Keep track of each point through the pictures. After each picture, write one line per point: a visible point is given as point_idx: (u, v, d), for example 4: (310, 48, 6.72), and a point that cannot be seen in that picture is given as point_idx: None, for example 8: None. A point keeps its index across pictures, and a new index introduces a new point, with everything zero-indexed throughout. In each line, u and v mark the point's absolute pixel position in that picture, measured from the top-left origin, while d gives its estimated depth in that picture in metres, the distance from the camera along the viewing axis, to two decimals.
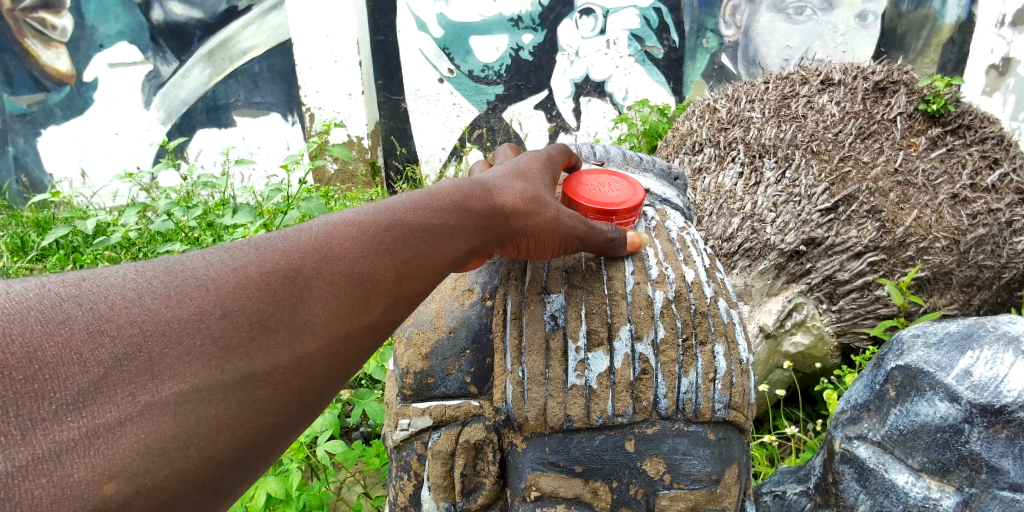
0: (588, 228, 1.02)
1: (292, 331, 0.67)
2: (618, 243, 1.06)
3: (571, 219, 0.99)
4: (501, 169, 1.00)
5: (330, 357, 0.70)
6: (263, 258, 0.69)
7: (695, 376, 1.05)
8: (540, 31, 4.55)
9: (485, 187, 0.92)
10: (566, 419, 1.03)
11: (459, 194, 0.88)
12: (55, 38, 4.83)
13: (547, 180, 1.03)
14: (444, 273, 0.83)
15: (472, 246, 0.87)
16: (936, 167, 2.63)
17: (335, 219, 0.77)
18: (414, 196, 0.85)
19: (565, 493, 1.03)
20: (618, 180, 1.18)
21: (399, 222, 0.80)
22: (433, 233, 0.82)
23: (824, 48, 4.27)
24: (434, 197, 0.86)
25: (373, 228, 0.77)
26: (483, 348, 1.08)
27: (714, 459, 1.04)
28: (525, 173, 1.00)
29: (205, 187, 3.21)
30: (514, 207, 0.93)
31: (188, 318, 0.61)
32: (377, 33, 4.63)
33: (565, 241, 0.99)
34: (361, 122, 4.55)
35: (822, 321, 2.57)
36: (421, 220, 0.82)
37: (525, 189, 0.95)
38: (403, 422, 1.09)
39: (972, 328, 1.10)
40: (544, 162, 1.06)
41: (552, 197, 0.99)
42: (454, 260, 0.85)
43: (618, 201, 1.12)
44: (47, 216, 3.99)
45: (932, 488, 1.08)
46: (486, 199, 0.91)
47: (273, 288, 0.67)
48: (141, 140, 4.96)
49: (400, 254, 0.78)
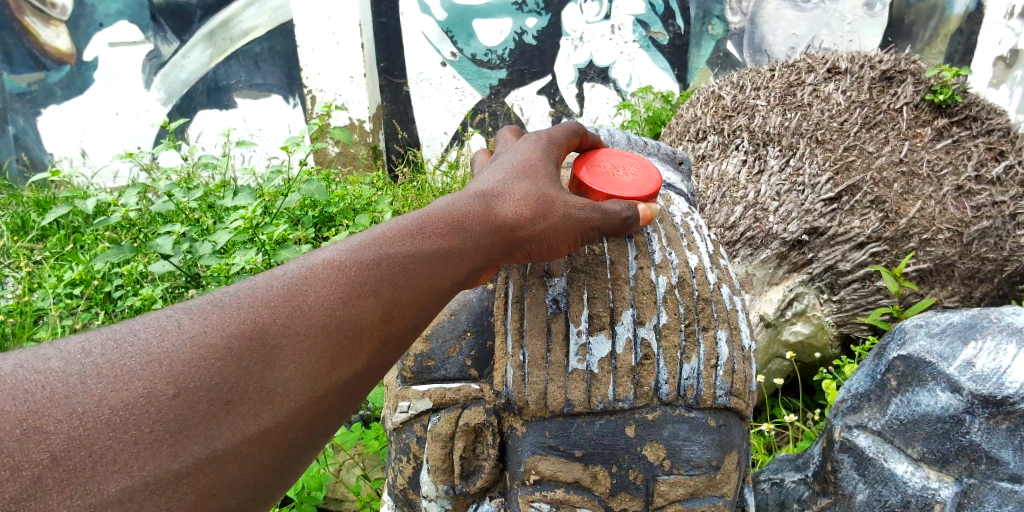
0: (603, 215, 0.98)
1: (261, 399, 0.65)
2: (631, 221, 1.03)
3: (582, 210, 0.95)
4: (501, 170, 0.96)
5: (310, 413, 0.69)
6: (227, 320, 0.67)
7: (696, 362, 1.05)
8: (544, 15, 4.51)
9: (481, 199, 0.89)
10: (566, 404, 1.02)
11: (452, 214, 0.85)
12: (55, 17, 4.78)
13: (554, 172, 0.99)
14: (440, 301, 0.82)
15: (472, 267, 0.86)
16: (940, 158, 2.62)
17: (311, 264, 0.74)
18: (401, 221, 0.82)
19: (564, 478, 1.02)
20: (633, 164, 1.17)
21: (384, 257, 0.77)
22: (421, 266, 0.80)
23: (831, 36, 4.23)
24: (424, 222, 0.83)
25: (354, 268, 0.75)
26: (483, 331, 1.09)
27: (714, 446, 1.04)
28: (527, 169, 0.96)
29: (206, 168, 3.20)
30: (516, 219, 0.90)
31: (135, 401, 0.59)
32: (379, 15, 4.59)
33: (579, 236, 0.97)
34: (362, 105, 4.52)
35: (822, 311, 2.56)
36: (407, 255, 0.79)
37: (528, 192, 0.92)
38: (403, 404, 1.09)
39: (975, 318, 1.09)
40: (546, 152, 1.02)
41: (561, 193, 0.95)
42: (451, 286, 0.83)
43: (634, 186, 1.11)
44: (47, 196, 3.96)
45: (931, 478, 1.09)
46: (482, 214, 0.88)
47: (238, 354, 0.65)
48: (142, 120, 4.92)
49: (387, 292, 0.76)
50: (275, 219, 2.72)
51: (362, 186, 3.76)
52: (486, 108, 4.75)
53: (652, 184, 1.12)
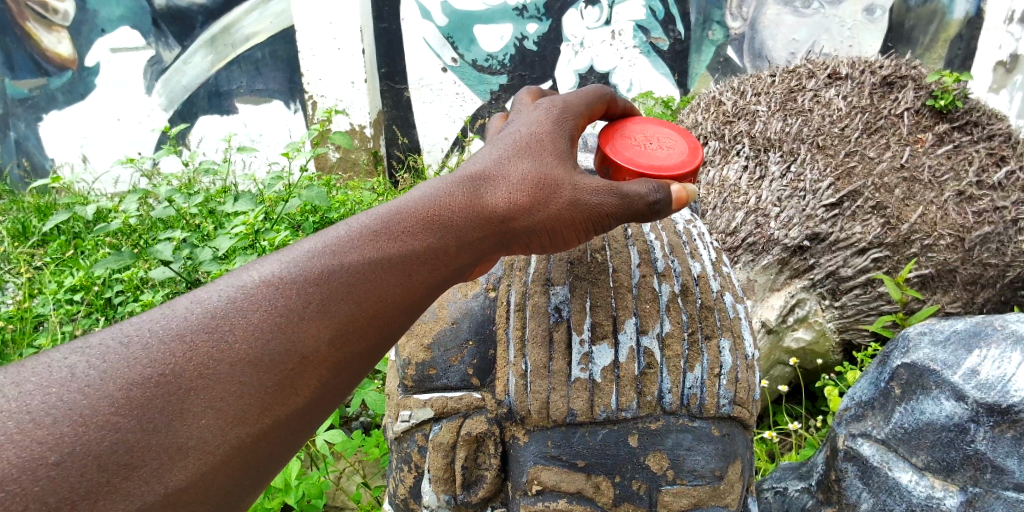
0: (624, 200, 0.89)
1: (175, 451, 0.63)
2: (663, 206, 0.92)
3: (593, 196, 0.88)
4: (491, 153, 0.90)
5: (240, 458, 0.67)
6: (133, 367, 0.64)
7: (699, 371, 1.05)
8: (544, 20, 4.52)
9: (460, 194, 0.84)
10: (569, 413, 1.01)
11: (416, 217, 0.81)
12: (57, 22, 4.79)
13: (560, 151, 0.90)
14: (407, 314, 0.80)
15: (440, 278, 0.82)
16: (942, 164, 2.62)
17: (237, 293, 0.71)
18: (357, 228, 0.79)
19: (567, 488, 1.01)
20: (672, 138, 1.10)
21: (327, 275, 0.74)
22: (371, 285, 0.76)
23: (831, 42, 4.23)
24: (382, 228, 0.79)
25: (295, 289, 0.72)
26: (485, 340, 1.08)
27: (718, 456, 1.03)
28: (525, 152, 0.89)
29: (207, 174, 3.19)
30: (497, 216, 0.85)
31: (10, 473, 0.56)
32: (380, 21, 4.58)
33: (591, 225, 0.90)
34: (363, 110, 4.52)
35: (823, 317, 2.56)
36: (352, 274, 0.75)
37: (518, 182, 0.86)
38: (404, 413, 1.08)
39: (978, 326, 1.11)
40: (557, 126, 0.93)
41: (562, 180, 0.87)
42: (420, 296, 0.80)
43: (667, 164, 1.03)
44: (48, 201, 3.95)
45: (936, 488, 1.07)
46: (463, 207, 0.83)
47: (144, 406, 0.63)
48: (143, 126, 4.93)
49: (330, 315, 0.73)
50: (274, 225, 2.72)
51: (362, 192, 3.75)
52: (487, 114, 4.75)
53: (690, 161, 1.04)
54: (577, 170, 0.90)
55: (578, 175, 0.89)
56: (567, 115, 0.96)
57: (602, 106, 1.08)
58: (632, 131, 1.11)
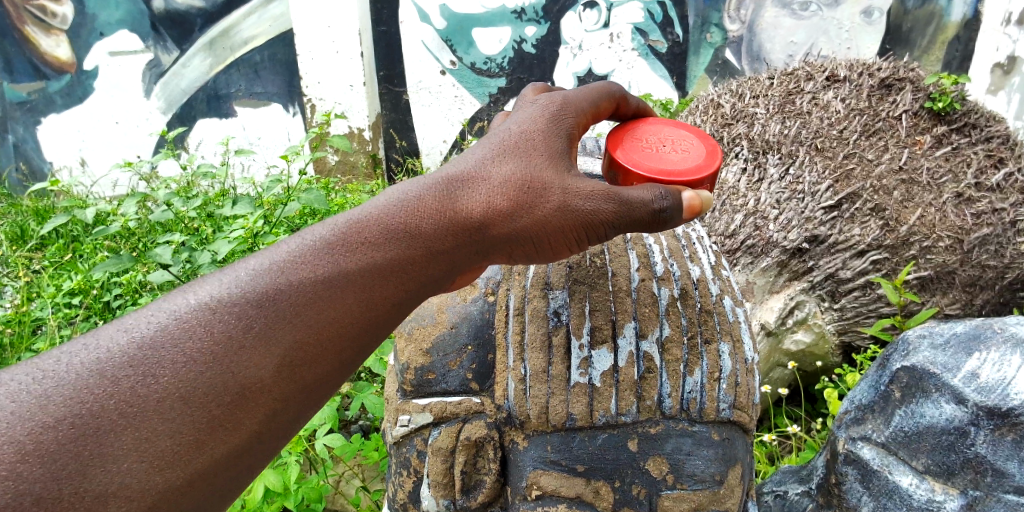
0: (624, 208, 0.87)
1: (96, 495, 0.61)
2: (669, 216, 0.91)
3: (587, 202, 0.86)
4: (457, 162, 0.87)
5: (176, 496, 0.65)
6: (45, 410, 0.62)
7: (699, 376, 1.04)
8: (543, 23, 4.52)
9: (419, 206, 0.81)
10: (568, 418, 1.01)
11: (368, 234, 0.78)
12: (55, 26, 4.78)
13: (548, 156, 0.87)
14: (364, 336, 0.78)
15: (400, 295, 0.80)
16: (940, 166, 2.62)
17: (167, 323, 0.69)
18: (304, 247, 0.77)
19: (566, 493, 1.00)
20: (688, 140, 1.09)
21: (268, 299, 0.72)
22: (318, 307, 0.74)
23: (829, 44, 4.24)
24: (329, 247, 0.77)
25: (234, 316, 0.71)
26: (485, 344, 1.07)
27: (718, 460, 1.03)
28: (497, 160, 0.86)
29: (205, 177, 3.19)
30: (460, 230, 0.82)
31: None
32: (379, 24, 4.58)
33: (584, 233, 0.88)
34: (362, 113, 4.53)
35: (823, 319, 2.56)
36: (296, 296, 0.73)
37: (489, 194, 0.83)
38: (403, 418, 1.08)
39: (978, 329, 1.10)
40: (542, 128, 0.90)
41: (545, 188, 0.85)
42: (378, 317, 0.78)
43: (684, 167, 1.01)
44: (46, 205, 3.95)
45: (936, 491, 1.07)
46: (430, 218, 0.81)
47: (57, 451, 0.60)
48: (142, 130, 4.92)
49: (272, 342, 0.71)
50: (273, 229, 2.72)
51: (361, 195, 3.76)
52: (485, 117, 4.75)
53: (707, 163, 1.03)
54: (570, 174, 0.88)
55: (572, 180, 0.87)
56: (564, 115, 0.94)
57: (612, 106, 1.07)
58: (645, 134, 1.11)
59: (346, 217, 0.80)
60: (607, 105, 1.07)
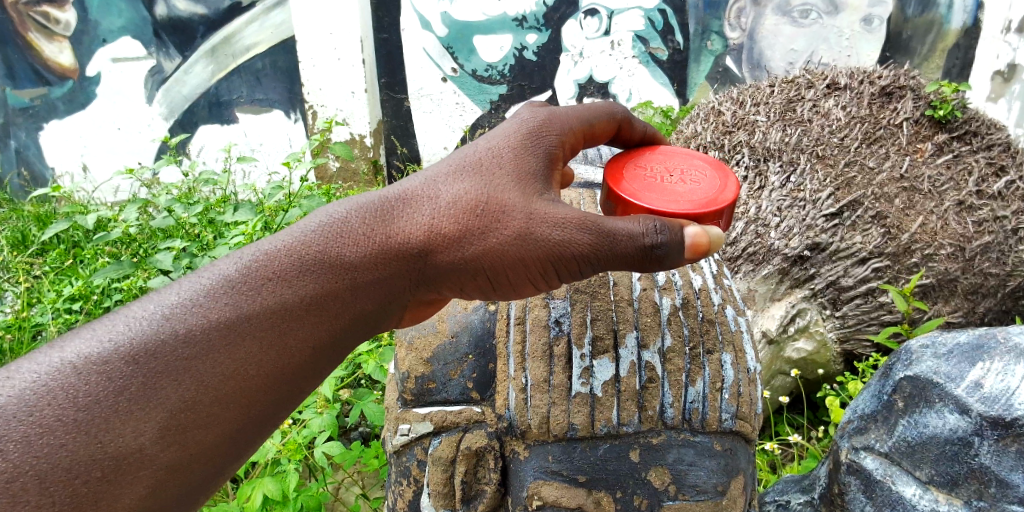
0: (606, 239, 0.85)
1: None
2: (665, 253, 0.87)
3: (557, 231, 0.85)
4: (363, 195, 0.87)
5: None
6: None
7: (702, 385, 1.04)
8: (544, 31, 4.53)
9: (312, 247, 0.81)
10: (570, 428, 1.00)
11: (255, 280, 0.79)
12: (58, 32, 4.80)
13: (486, 182, 0.86)
14: (268, 387, 0.79)
15: (311, 338, 0.80)
16: (942, 174, 2.62)
17: (26, 391, 0.69)
18: (189, 297, 0.77)
19: (567, 503, 0.99)
20: (702, 169, 1.09)
21: (147, 356, 0.73)
22: (211, 357, 0.75)
23: (829, 52, 4.25)
24: (213, 297, 0.77)
25: (108, 377, 0.71)
26: (485, 353, 1.07)
27: (720, 471, 1.02)
28: (410, 194, 0.86)
29: (206, 183, 3.19)
30: (371, 269, 0.83)
31: None
32: (381, 31, 4.59)
33: (551, 264, 0.86)
34: (363, 120, 4.54)
35: (824, 327, 2.56)
36: (178, 349, 0.74)
37: (405, 231, 0.83)
38: (403, 427, 1.08)
39: (982, 339, 1.09)
40: (471, 153, 0.89)
41: (483, 217, 0.84)
42: (280, 368, 0.79)
43: (696, 195, 1.01)
44: (48, 210, 3.95)
45: (940, 501, 1.07)
46: (340, 254, 0.82)
47: None
48: (143, 136, 4.93)
49: (149, 402, 0.72)
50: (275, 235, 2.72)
51: None
52: (486, 124, 4.77)
53: (724, 193, 1.03)
54: (541, 197, 0.87)
55: (533, 203, 0.85)
56: (548, 133, 0.94)
57: (613, 127, 1.08)
58: (653, 162, 1.11)
59: (233, 262, 0.80)
60: (610, 126, 1.07)
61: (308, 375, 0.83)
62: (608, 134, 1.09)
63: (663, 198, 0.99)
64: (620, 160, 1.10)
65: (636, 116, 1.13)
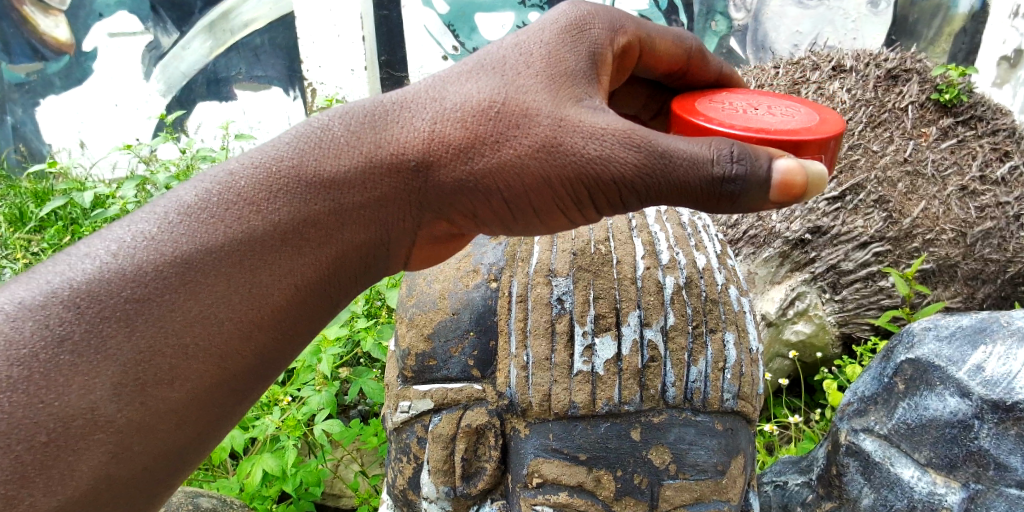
0: (658, 160, 0.75)
1: None
2: (742, 189, 0.76)
3: (589, 144, 0.75)
4: (348, 106, 0.79)
5: None
6: None
7: (704, 365, 1.04)
8: (546, 9, 4.47)
9: (285, 164, 0.73)
10: (571, 406, 1.00)
11: (219, 206, 0.71)
12: (54, 6, 4.74)
13: (490, 88, 0.77)
14: (246, 335, 0.71)
15: (296, 262, 0.73)
16: (945, 158, 2.62)
17: None
18: (142, 230, 0.70)
19: (567, 482, 0.99)
20: (796, 108, 0.99)
21: (91, 301, 0.65)
22: (173, 291, 0.67)
23: (835, 34, 4.19)
24: (170, 227, 0.70)
25: (49, 327, 0.64)
26: (486, 330, 1.06)
27: (720, 450, 1.03)
28: (400, 106, 0.78)
29: (206, 161, 3.19)
30: (362, 189, 0.75)
31: None
32: (381, 8, 4.53)
33: (582, 185, 0.77)
34: (363, 98, 4.49)
35: (823, 310, 2.52)
36: (124, 291, 0.66)
37: (397, 143, 0.75)
38: (404, 404, 1.09)
39: (984, 322, 1.11)
40: (475, 61, 0.81)
41: (493, 124, 0.75)
42: (260, 309, 0.72)
43: (787, 123, 0.92)
44: (45, 186, 3.90)
45: (937, 484, 1.09)
46: (321, 174, 0.74)
47: None
48: (140, 112, 4.89)
49: (97, 356, 0.64)
50: None
51: None
52: None
53: (823, 127, 0.93)
54: (575, 104, 0.77)
55: (558, 108, 0.76)
56: (585, 34, 0.85)
57: (675, 56, 1.06)
58: (735, 99, 1.04)
59: (194, 188, 0.73)
60: (677, 56, 1.06)
61: (299, 315, 0.76)
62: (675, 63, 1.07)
63: (744, 123, 0.90)
64: (692, 96, 1.06)
65: (712, 54, 1.11)
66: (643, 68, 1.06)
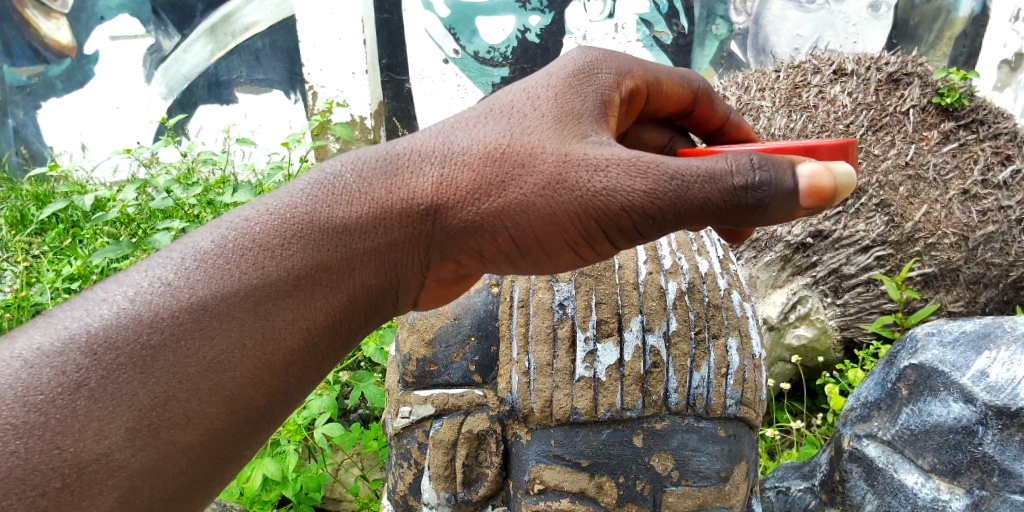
0: (669, 183, 0.73)
1: None
2: (767, 195, 0.73)
3: (598, 182, 0.75)
4: (358, 153, 0.80)
5: None
6: None
7: (706, 371, 1.03)
8: (547, 12, 4.47)
9: (298, 210, 0.74)
10: (573, 412, 0.99)
11: (234, 250, 0.71)
12: (56, 10, 4.77)
13: (499, 131, 0.77)
14: (257, 381, 0.70)
15: (306, 308, 0.72)
16: (947, 162, 2.61)
17: None
18: (159, 276, 0.70)
19: (569, 488, 0.98)
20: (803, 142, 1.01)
21: (108, 346, 0.65)
22: (184, 338, 0.67)
23: (835, 38, 4.19)
24: (186, 274, 0.70)
25: (66, 373, 0.63)
26: (488, 336, 1.06)
27: (723, 456, 1.02)
28: (411, 150, 0.78)
29: (206, 164, 3.19)
30: (372, 233, 0.75)
31: None
32: (382, 12, 4.56)
33: (593, 224, 0.76)
34: (363, 101, 4.48)
35: (825, 315, 2.52)
36: (140, 338, 0.66)
37: (408, 190, 0.76)
38: (404, 409, 1.08)
39: (989, 327, 1.11)
40: (484, 106, 0.82)
41: (501, 165, 0.76)
42: (272, 353, 0.71)
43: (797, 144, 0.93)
44: (46, 189, 3.90)
45: (942, 490, 1.08)
46: (332, 219, 0.74)
47: None
48: (141, 115, 4.89)
49: (114, 402, 0.63)
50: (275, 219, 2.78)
51: None
52: None
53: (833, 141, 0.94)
54: (580, 141, 0.77)
55: (563, 146, 0.76)
56: (592, 79, 0.86)
57: (683, 97, 1.10)
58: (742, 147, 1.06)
59: (210, 233, 0.73)
60: (686, 94, 1.11)
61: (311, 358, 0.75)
62: (684, 101, 1.11)
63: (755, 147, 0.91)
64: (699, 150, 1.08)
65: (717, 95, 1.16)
66: (655, 109, 1.09)
